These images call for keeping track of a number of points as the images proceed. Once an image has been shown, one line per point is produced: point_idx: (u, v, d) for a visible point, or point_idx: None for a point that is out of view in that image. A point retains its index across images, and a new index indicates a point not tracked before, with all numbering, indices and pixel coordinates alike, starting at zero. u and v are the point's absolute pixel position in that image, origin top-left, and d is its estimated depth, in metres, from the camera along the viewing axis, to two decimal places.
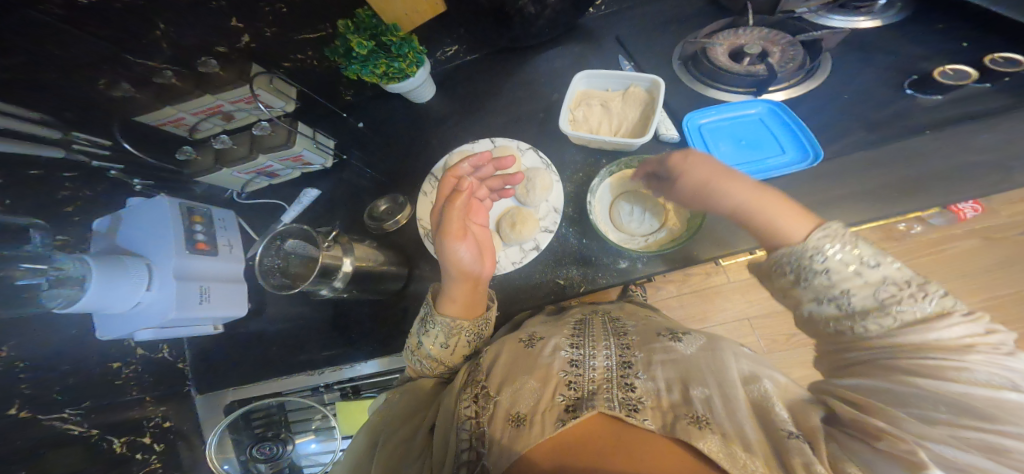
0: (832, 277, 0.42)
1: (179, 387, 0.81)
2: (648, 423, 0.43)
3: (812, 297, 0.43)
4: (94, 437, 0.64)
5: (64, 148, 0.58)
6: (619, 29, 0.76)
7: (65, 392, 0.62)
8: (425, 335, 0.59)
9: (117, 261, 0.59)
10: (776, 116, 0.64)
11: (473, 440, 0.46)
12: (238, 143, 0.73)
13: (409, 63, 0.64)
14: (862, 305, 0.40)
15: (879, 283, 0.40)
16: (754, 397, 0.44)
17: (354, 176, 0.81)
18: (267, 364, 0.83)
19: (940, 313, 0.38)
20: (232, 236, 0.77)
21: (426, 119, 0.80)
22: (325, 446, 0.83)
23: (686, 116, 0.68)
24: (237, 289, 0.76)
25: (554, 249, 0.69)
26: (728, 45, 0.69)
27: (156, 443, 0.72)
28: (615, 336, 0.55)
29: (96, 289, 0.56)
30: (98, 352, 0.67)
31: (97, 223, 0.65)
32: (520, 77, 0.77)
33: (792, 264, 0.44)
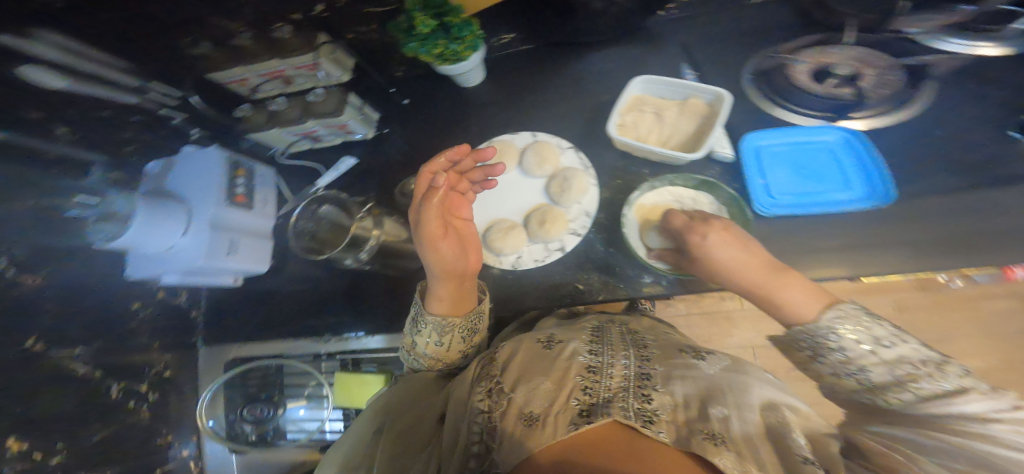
0: (847, 355, 0.41)
1: (187, 334, 0.82)
2: (662, 436, 0.40)
3: (831, 372, 0.43)
4: (97, 380, 0.62)
5: (140, 96, 0.61)
6: (687, 36, 0.73)
7: (83, 329, 0.60)
8: (419, 335, 0.59)
9: (160, 203, 0.64)
10: (848, 149, 0.63)
11: (484, 437, 0.44)
12: (292, 105, 0.75)
13: (465, 46, 0.63)
14: (880, 380, 0.40)
15: (895, 362, 0.39)
16: (770, 424, 0.41)
17: (391, 151, 0.81)
18: (277, 321, 0.84)
19: (958, 390, 0.36)
20: (268, 193, 0.82)
21: (472, 102, 0.79)
22: (313, 414, 0.83)
23: (747, 136, 0.66)
24: (264, 245, 0.81)
25: (579, 253, 0.67)
26: (813, 63, 0.67)
27: (150, 392, 0.71)
28: (635, 347, 0.52)
29: (137, 227, 0.60)
30: (121, 291, 0.66)
31: (150, 166, 0.69)
32: (574, 73, 0.75)
33: (808, 341, 0.44)
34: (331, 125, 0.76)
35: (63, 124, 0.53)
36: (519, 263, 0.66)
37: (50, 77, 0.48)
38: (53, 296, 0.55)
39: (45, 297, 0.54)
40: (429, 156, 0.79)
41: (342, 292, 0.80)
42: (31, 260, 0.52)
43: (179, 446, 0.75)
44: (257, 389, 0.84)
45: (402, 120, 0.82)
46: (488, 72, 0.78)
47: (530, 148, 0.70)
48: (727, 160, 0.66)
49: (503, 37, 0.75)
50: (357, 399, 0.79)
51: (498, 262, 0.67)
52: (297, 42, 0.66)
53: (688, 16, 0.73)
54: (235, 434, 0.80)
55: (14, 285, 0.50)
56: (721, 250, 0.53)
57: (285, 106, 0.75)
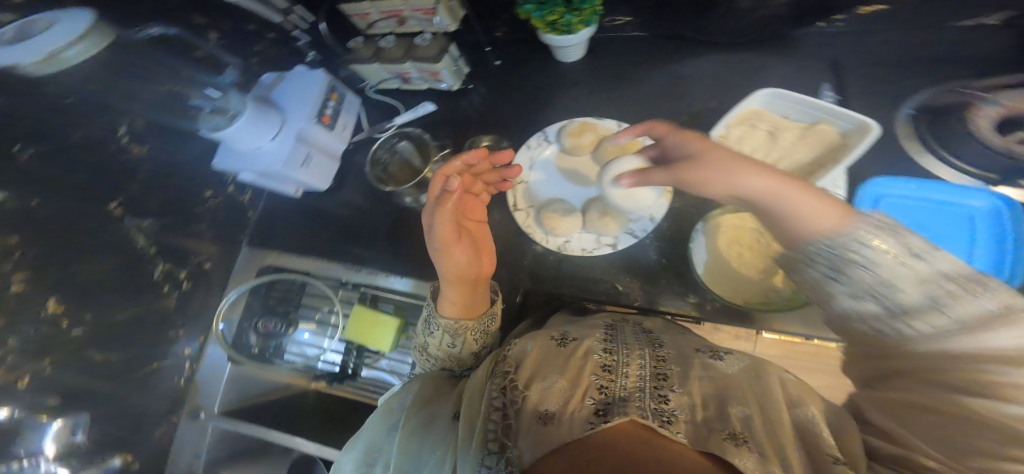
0: (878, 273, 0.36)
1: (236, 233, 0.88)
2: (680, 436, 0.37)
3: (850, 292, 0.38)
4: (150, 255, 0.69)
5: (283, 15, 0.78)
6: (816, 62, 0.68)
7: (159, 206, 0.69)
8: (431, 336, 0.58)
9: (268, 113, 0.67)
10: (993, 220, 0.57)
11: (499, 433, 0.42)
12: (397, 45, 0.77)
13: (580, 20, 0.62)
14: (911, 303, 0.35)
15: (931, 278, 0.34)
16: (796, 422, 0.39)
17: (469, 108, 0.83)
18: (320, 238, 0.89)
19: (1004, 312, 0.32)
20: (349, 119, 0.86)
21: (562, 80, 0.78)
22: (314, 340, 0.86)
23: (873, 179, 0.61)
24: (330, 167, 0.86)
25: (627, 255, 0.66)
26: (1012, 107, 0.56)
27: (186, 280, 0.77)
28: (650, 346, 0.50)
29: (238, 125, 0.63)
30: (205, 177, 0.77)
31: (264, 76, 0.77)
32: (673, 76, 0.73)
33: (827, 252, 0.39)
34: (425, 70, 0.77)
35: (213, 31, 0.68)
36: (567, 247, 0.66)
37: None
38: (149, 170, 0.66)
39: (143, 169, 0.65)
40: (508, 121, 0.79)
41: (384, 231, 0.85)
42: (138, 133, 0.62)
43: (185, 341, 0.78)
44: (276, 303, 0.86)
45: (490, 80, 0.82)
46: (590, 50, 0.77)
47: (611, 137, 0.68)
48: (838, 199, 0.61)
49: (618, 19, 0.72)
50: (366, 336, 0.79)
51: (545, 240, 0.67)
52: None
53: (821, 42, 0.68)
54: (239, 343, 0.83)
55: (125, 151, 0.61)
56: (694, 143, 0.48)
57: (390, 45, 0.77)
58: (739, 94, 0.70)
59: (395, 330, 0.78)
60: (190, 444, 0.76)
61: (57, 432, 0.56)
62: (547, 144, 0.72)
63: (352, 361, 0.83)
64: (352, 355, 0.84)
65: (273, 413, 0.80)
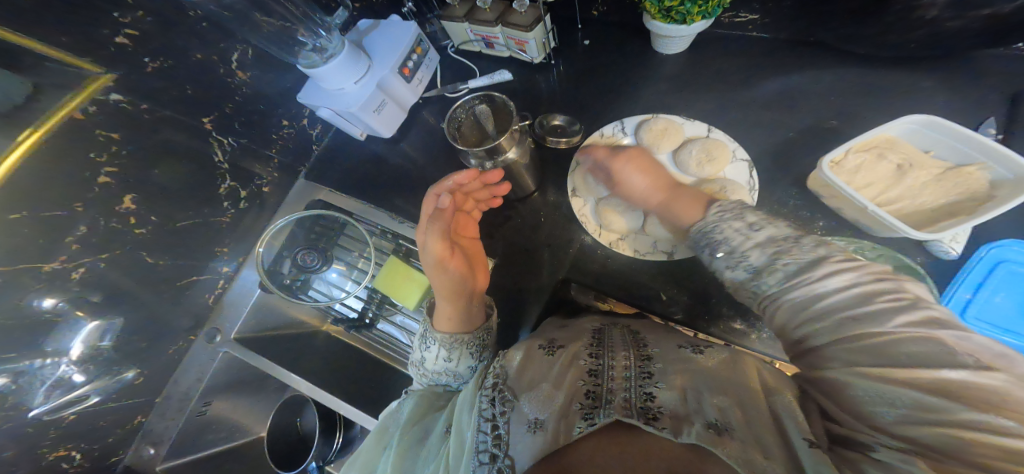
0: (732, 243, 0.45)
1: (299, 162, 0.91)
2: (666, 432, 0.33)
3: (723, 262, 0.45)
4: (221, 171, 0.73)
5: None
6: (955, 101, 0.60)
7: (241, 126, 0.74)
8: (426, 354, 0.56)
9: (357, 58, 0.69)
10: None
11: (493, 434, 0.39)
12: (493, 8, 0.74)
13: (699, 12, 0.57)
14: (756, 260, 0.42)
15: (762, 241, 0.43)
16: (779, 414, 0.35)
17: (547, 83, 0.80)
18: (374, 182, 0.91)
19: (817, 260, 0.39)
20: (426, 75, 0.87)
21: (652, 72, 0.74)
22: (341, 282, 0.86)
23: (997, 241, 0.54)
24: (398, 117, 0.85)
25: (681, 266, 0.62)
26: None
27: (242, 200, 0.79)
28: (637, 347, 0.46)
29: (333, 65, 0.67)
30: (285, 106, 0.82)
31: (360, 23, 0.79)
32: (776, 90, 0.67)
33: (702, 237, 0.48)
34: (513, 37, 0.75)
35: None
36: (619, 245, 0.63)
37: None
38: (247, 92, 0.73)
39: (241, 90, 0.71)
40: (586, 103, 0.76)
41: None
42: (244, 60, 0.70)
43: (226, 259, 0.79)
44: (317, 238, 0.86)
45: (576, 58, 0.79)
46: (692, 45, 0.72)
47: (698, 140, 0.63)
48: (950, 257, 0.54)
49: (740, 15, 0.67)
50: (393, 287, 0.79)
51: (596, 233, 0.64)
52: None
53: (963, 81, 0.59)
54: (273, 270, 0.81)
55: (230, 76, 0.69)
56: (634, 176, 0.58)
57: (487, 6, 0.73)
58: (848, 123, 0.63)
59: (423, 289, 0.78)
60: (198, 364, 0.77)
61: (89, 333, 0.59)
62: (622, 135, 0.68)
63: (371, 311, 0.85)
64: (372, 305, 0.85)
65: (279, 348, 0.83)
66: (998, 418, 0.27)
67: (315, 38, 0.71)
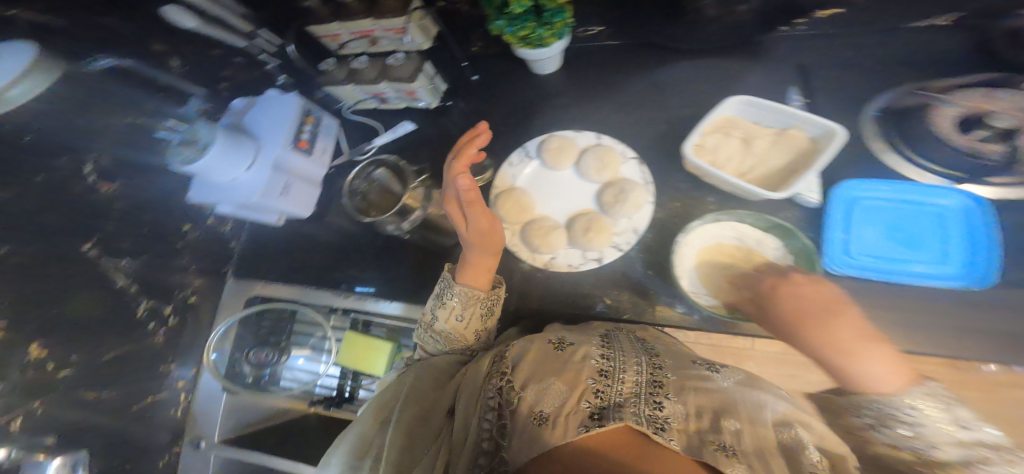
0: (918, 427, 0.37)
1: (221, 265, 0.87)
2: (674, 443, 0.42)
3: (886, 437, 0.39)
4: (131, 292, 0.68)
5: (249, 39, 0.74)
6: (795, 60, 0.66)
7: (134, 246, 0.68)
8: (441, 308, 0.61)
9: (239, 141, 0.66)
10: (966, 218, 0.56)
11: (493, 432, 0.48)
12: (370, 66, 0.75)
13: (552, 33, 0.61)
14: (944, 457, 0.35)
15: (973, 445, 0.35)
16: (780, 440, 0.43)
17: (451, 124, 0.82)
18: (308, 266, 0.88)
19: None
20: (328, 142, 0.85)
21: (542, 92, 0.77)
22: (308, 366, 0.85)
23: (841, 184, 0.60)
24: (311, 193, 0.85)
25: (616, 269, 0.65)
26: (968, 107, 0.55)
27: (172, 317, 0.75)
28: (647, 354, 0.52)
29: (207, 158, 0.61)
30: (180, 213, 0.75)
31: (234, 102, 0.76)
32: (655, 79, 0.72)
33: (872, 410, 0.39)
34: (401, 89, 0.76)
35: (178, 58, 0.66)
36: (553, 263, 0.66)
37: (185, 17, 0.63)
38: (122, 206, 0.64)
39: (115, 206, 0.63)
40: (489, 138, 0.79)
41: (370, 253, 0.84)
42: (109, 170, 0.61)
43: (179, 371, 0.78)
44: (267, 333, 0.86)
45: (468, 96, 0.81)
46: (565, 61, 0.76)
47: (592, 150, 0.68)
48: (810, 206, 0.61)
49: (589, 28, 0.71)
50: (360, 363, 0.77)
51: (531, 259, 0.67)
52: (392, 5, 0.68)
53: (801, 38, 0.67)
54: (234, 374, 0.81)
55: (93, 190, 0.59)
56: (807, 303, 0.49)
57: (364, 67, 0.75)
58: (724, 93, 0.69)
59: (388, 355, 0.77)
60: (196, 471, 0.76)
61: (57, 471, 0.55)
62: (528, 160, 0.71)
63: (348, 384, 0.83)
64: (347, 378, 0.83)
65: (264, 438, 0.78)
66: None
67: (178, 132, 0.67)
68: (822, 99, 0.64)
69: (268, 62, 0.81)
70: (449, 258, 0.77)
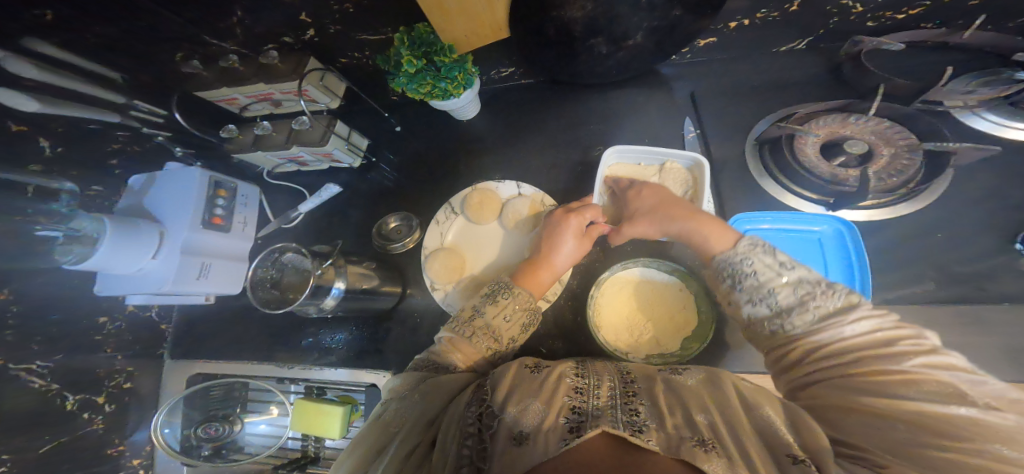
0: (760, 278, 0.45)
1: (153, 349, 0.85)
2: (652, 443, 0.36)
3: (747, 298, 0.46)
4: (52, 392, 0.66)
5: (122, 113, 0.66)
6: (698, 85, 0.68)
7: (43, 344, 0.65)
8: (491, 306, 0.55)
9: (134, 225, 0.66)
10: (839, 240, 0.55)
11: (472, 461, 0.38)
12: (278, 130, 0.74)
13: (455, 85, 0.62)
14: (786, 301, 0.43)
15: (796, 283, 0.43)
16: (757, 426, 0.38)
17: (378, 180, 0.81)
18: (247, 342, 0.84)
19: (848, 306, 0.41)
20: (249, 214, 0.82)
21: (464, 138, 0.78)
22: (271, 430, 0.82)
23: (736, 216, 0.58)
24: (240, 268, 0.80)
25: (548, 318, 0.65)
26: (824, 135, 0.55)
27: (107, 404, 0.74)
28: (619, 374, 0.47)
29: (103, 252, 0.62)
30: (91, 306, 0.72)
31: (132, 180, 0.74)
32: (569, 116, 0.74)
33: (726, 270, 0.48)
34: (316, 152, 0.74)
35: (45, 139, 0.59)
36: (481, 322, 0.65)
37: (22, 100, 0.54)
38: (21, 309, 0.62)
39: (11, 311, 0.61)
40: (416, 191, 0.79)
41: (311, 322, 0.80)
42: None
43: (133, 449, 0.78)
44: (214, 407, 0.81)
45: (393, 148, 0.82)
46: (483, 105, 0.78)
47: (512, 201, 0.68)
48: None
49: (502, 71, 0.74)
50: (314, 429, 0.72)
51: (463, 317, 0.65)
52: (285, 69, 0.68)
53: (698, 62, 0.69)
54: (189, 447, 0.78)
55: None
56: (646, 202, 0.60)
57: (269, 131, 0.74)
58: (635, 122, 0.70)
59: (342, 419, 0.71)
60: None
61: None
62: (454, 216, 0.71)
63: (312, 445, 0.79)
64: (311, 439, 0.80)
65: None
66: (1002, 448, 0.29)
67: (58, 226, 0.61)
68: (725, 123, 0.65)
69: (157, 136, 0.73)
70: (387, 321, 0.74)
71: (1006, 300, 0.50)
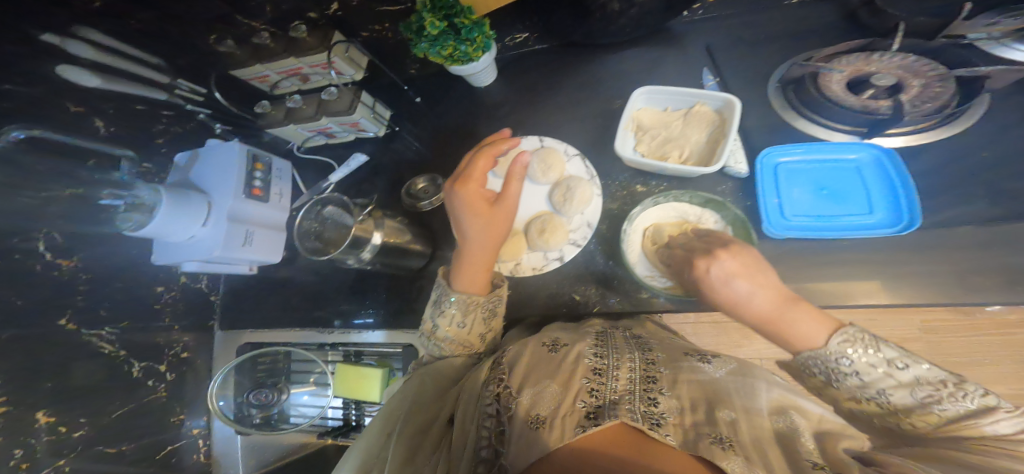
0: (864, 378, 0.41)
1: (205, 320, 0.91)
2: (670, 439, 0.39)
3: (849, 395, 0.42)
4: (120, 359, 0.72)
5: (168, 91, 0.71)
6: (708, 39, 0.71)
7: (110, 309, 0.71)
8: (441, 317, 0.59)
9: (184, 194, 0.70)
10: (879, 168, 0.57)
11: (491, 441, 0.44)
12: (307, 103, 0.79)
13: (476, 48, 0.66)
14: (902, 402, 0.39)
15: (913, 384, 0.39)
16: (776, 430, 0.40)
17: (404, 148, 0.86)
18: (286, 310, 0.90)
19: (983, 409, 0.36)
20: (284, 186, 0.87)
21: (484, 103, 0.82)
22: (314, 401, 0.87)
23: (764, 150, 0.61)
24: (279, 237, 0.87)
25: (578, 265, 0.68)
26: (850, 72, 0.58)
27: (169, 372, 0.81)
28: (640, 350, 0.51)
29: (161, 217, 0.67)
30: (150, 275, 0.78)
31: (178, 157, 0.80)
32: (585, 76, 0.77)
33: (819, 367, 0.43)
34: (344, 122, 0.80)
35: (99, 119, 0.65)
36: (518, 270, 0.68)
37: (85, 76, 0.59)
38: (90, 276, 0.68)
39: (81, 278, 0.66)
40: (443, 157, 0.83)
41: (346, 288, 0.85)
42: (67, 246, 0.64)
43: (192, 421, 0.85)
44: (263, 375, 0.87)
45: (417, 117, 0.87)
46: (500, 71, 0.82)
47: (537, 153, 0.72)
48: (742, 175, 0.63)
49: (518, 36, 0.78)
50: (356, 393, 0.79)
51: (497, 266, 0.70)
52: (313, 42, 0.72)
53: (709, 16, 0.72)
54: (240, 415, 0.82)
55: (53, 267, 0.62)
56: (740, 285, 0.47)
57: (300, 104, 0.79)
58: (653, 78, 0.73)
59: (381, 381, 0.77)
60: None
61: None
62: None
63: (353, 414, 0.84)
64: (351, 408, 0.85)
65: None
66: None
67: (118, 195, 0.67)
68: (737, 73, 0.68)
69: (200, 113, 0.79)
70: (418, 281, 0.79)
71: None
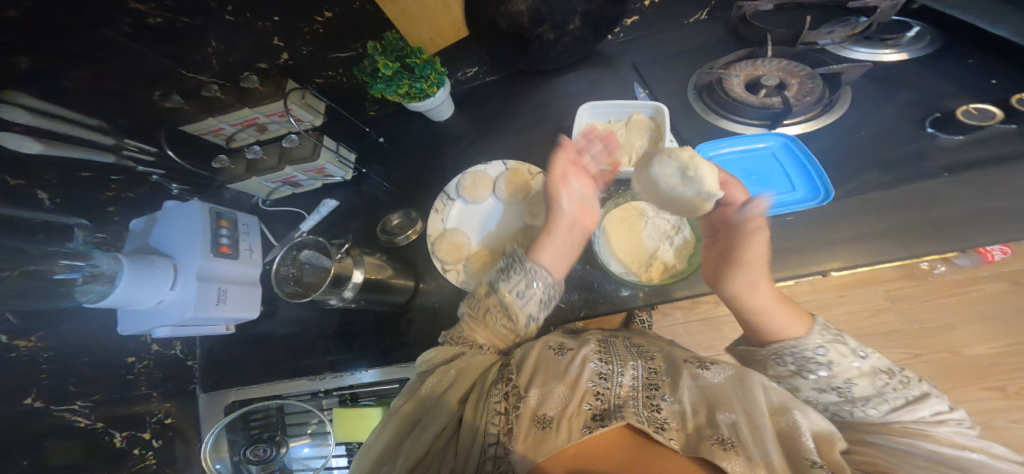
0: (835, 367, 0.48)
1: (185, 386, 0.87)
2: (674, 442, 0.44)
3: (817, 386, 0.49)
4: (100, 429, 0.70)
5: (115, 152, 0.68)
6: (636, 56, 0.79)
7: (79, 385, 0.68)
8: (504, 280, 0.58)
9: (147, 260, 0.69)
10: (788, 152, 0.65)
11: (500, 437, 0.45)
12: (268, 154, 0.80)
13: (430, 84, 0.70)
14: (863, 392, 0.47)
15: (874, 373, 0.47)
16: (781, 429, 0.44)
17: (371, 188, 0.88)
18: (271, 365, 0.88)
19: (922, 396, 0.46)
20: (253, 241, 0.86)
21: (444, 136, 0.86)
22: (318, 451, 0.84)
23: (697, 147, 0.69)
24: (253, 292, 0.85)
25: None
26: (744, 76, 0.68)
27: (155, 439, 0.78)
28: (642, 358, 0.53)
29: (125, 284, 0.65)
30: (119, 347, 0.74)
31: (133, 223, 0.77)
32: (534, 99, 0.82)
33: (794, 357, 0.50)
34: (309, 169, 0.81)
35: (43, 191, 0.61)
36: None
37: (24, 142, 0.55)
38: (51, 354, 0.64)
39: (43, 356, 0.63)
40: (411, 191, 0.85)
41: (332, 333, 0.85)
42: (24, 327, 0.61)
43: None
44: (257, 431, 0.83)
45: (380, 157, 0.89)
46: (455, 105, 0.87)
47: (501, 176, 0.76)
48: None
49: (467, 71, 0.84)
50: (358, 433, 0.77)
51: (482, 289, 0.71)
52: (267, 92, 0.75)
53: (633, 37, 0.80)
54: None
55: (11, 349, 0.59)
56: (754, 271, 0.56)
57: (260, 155, 0.78)
58: (595, 92, 0.79)
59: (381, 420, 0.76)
60: None
61: None
62: (451, 202, 0.78)
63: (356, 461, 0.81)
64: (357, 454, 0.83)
65: None
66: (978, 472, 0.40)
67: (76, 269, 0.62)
68: (667, 82, 0.75)
69: (154, 174, 0.77)
70: (404, 314, 0.80)
71: (941, 172, 0.59)
